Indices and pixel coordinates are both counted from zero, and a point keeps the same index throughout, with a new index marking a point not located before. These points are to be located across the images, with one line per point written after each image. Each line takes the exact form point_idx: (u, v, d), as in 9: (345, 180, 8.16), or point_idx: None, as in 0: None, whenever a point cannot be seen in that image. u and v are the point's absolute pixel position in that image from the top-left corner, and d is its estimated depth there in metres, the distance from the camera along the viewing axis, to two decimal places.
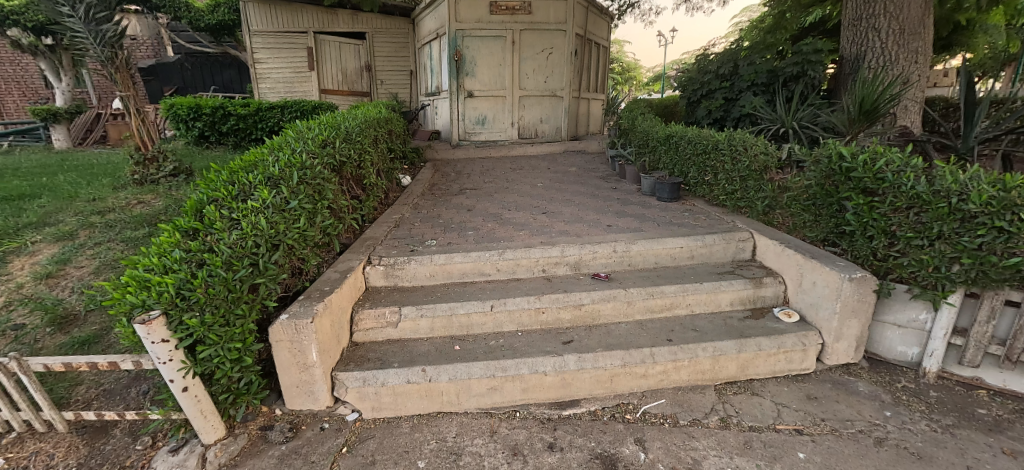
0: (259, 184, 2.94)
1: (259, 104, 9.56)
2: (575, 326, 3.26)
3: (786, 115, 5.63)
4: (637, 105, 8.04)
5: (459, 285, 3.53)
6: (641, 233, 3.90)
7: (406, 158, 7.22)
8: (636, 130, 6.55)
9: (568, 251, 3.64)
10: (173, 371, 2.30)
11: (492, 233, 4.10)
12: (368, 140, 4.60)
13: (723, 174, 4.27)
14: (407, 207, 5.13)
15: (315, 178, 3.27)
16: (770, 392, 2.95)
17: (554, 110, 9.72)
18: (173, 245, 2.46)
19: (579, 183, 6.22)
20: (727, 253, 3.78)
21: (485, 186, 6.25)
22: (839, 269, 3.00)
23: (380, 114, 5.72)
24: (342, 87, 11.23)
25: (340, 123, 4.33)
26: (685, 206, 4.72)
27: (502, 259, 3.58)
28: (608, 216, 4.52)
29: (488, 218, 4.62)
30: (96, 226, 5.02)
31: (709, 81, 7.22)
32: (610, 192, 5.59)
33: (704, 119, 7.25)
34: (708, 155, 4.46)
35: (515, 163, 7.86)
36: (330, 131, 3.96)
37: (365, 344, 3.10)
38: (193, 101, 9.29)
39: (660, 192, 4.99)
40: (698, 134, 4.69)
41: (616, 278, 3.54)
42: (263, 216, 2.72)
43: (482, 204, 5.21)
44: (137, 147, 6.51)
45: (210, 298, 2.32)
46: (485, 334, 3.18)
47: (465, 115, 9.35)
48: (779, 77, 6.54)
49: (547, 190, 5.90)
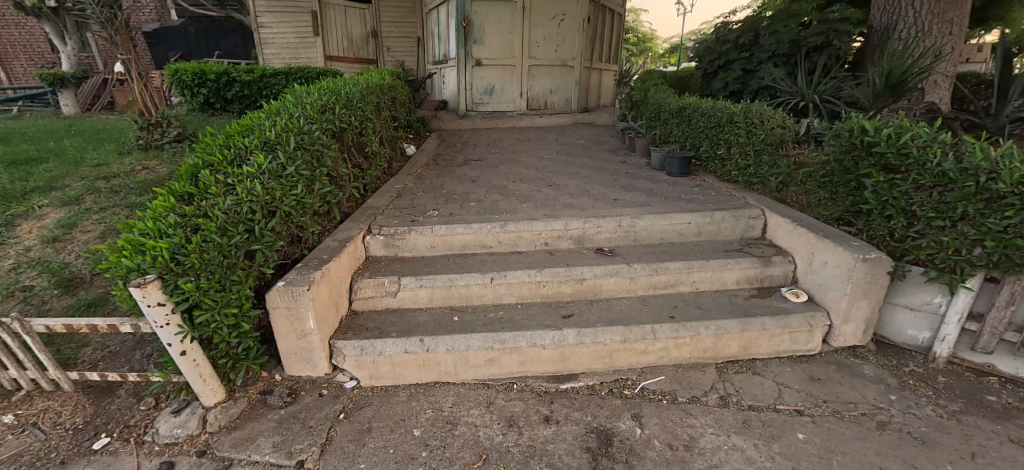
0: (255, 149, 2.89)
1: (264, 70, 9.49)
2: (576, 300, 3.21)
3: (807, 88, 5.48)
4: (652, 76, 7.78)
5: (460, 257, 3.49)
6: (648, 208, 3.80)
7: (410, 128, 7.14)
8: (648, 102, 6.36)
9: (572, 224, 3.56)
10: (171, 336, 2.30)
11: (495, 205, 4.03)
12: (371, 106, 4.54)
13: (736, 148, 4.11)
14: (411, 177, 5.07)
15: (313, 145, 3.22)
16: (772, 373, 2.90)
17: (564, 81, 9.53)
18: (169, 209, 2.45)
19: (587, 156, 6.09)
20: (736, 230, 3.68)
21: (490, 157, 6.15)
22: (853, 249, 2.90)
23: (383, 81, 5.59)
24: (348, 54, 11.05)
25: (341, 89, 4.25)
26: (694, 181, 4.59)
27: (504, 231, 3.51)
28: (615, 190, 4.41)
29: (493, 190, 4.55)
30: (101, 191, 5.04)
31: (727, 51, 6.97)
32: (619, 166, 5.46)
33: (720, 92, 7.03)
34: (722, 128, 4.30)
35: (523, 134, 7.71)
36: (331, 97, 3.89)
37: (364, 313, 3.10)
38: (199, 66, 9.18)
39: (669, 167, 4.86)
40: (713, 107, 4.52)
41: (620, 253, 3.47)
42: (258, 182, 2.68)
43: (486, 176, 5.12)
44: (142, 112, 6.50)
45: (205, 264, 2.31)
46: (485, 307, 3.15)
47: (473, 84, 9.15)
48: (801, 48, 6.24)
49: (553, 162, 5.78)
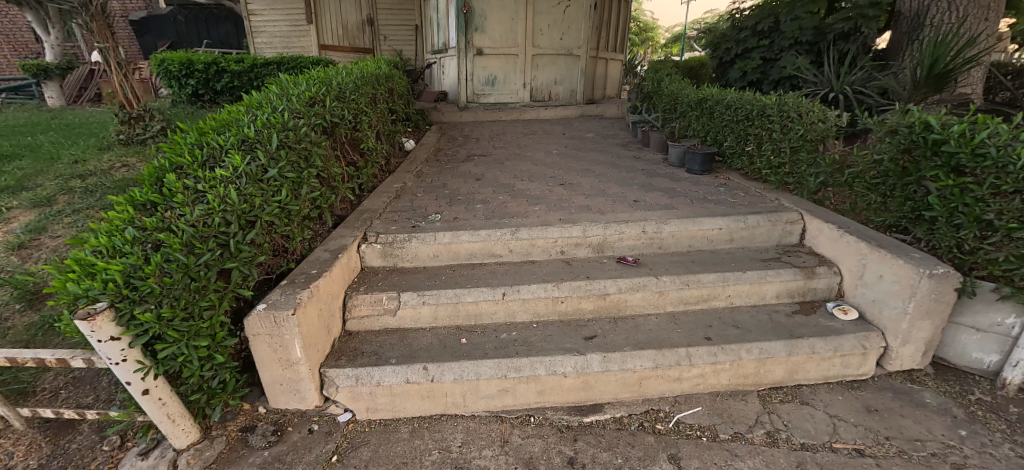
0: (231, 148, 2.51)
1: (255, 60, 9.07)
2: (598, 318, 2.86)
3: (836, 80, 5.15)
4: (663, 65, 7.39)
5: (466, 268, 3.12)
6: (674, 211, 3.43)
7: (409, 121, 6.75)
8: (662, 93, 5.97)
9: (591, 230, 3.19)
10: (129, 373, 1.94)
11: (504, 207, 3.66)
12: (366, 98, 4.17)
13: (768, 144, 3.73)
14: (410, 175, 4.70)
15: (300, 143, 2.85)
16: (822, 402, 2.56)
17: (569, 71, 9.11)
18: (128, 221, 2.08)
19: (598, 151, 5.71)
20: (772, 236, 3.32)
21: (495, 152, 5.76)
22: (914, 262, 2.55)
23: (379, 70, 5.19)
24: (344, 43, 10.60)
25: (332, 79, 3.86)
26: (718, 180, 4.22)
27: (516, 238, 3.14)
28: (633, 190, 4.04)
29: (500, 189, 4.18)
30: (75, 191, 4.66)
31: (745, 38, 6.57)
32: (634, 161, 5.08)
33: (737, 82, 6.67)
34: (751, 121, 3.92)
35: (527, 127, 7.31)
36: (321, 87, 3.52)
37: (359, 334, 2.75)
38: (186, 55, 8.74)
39: (690, 164, 4.50)
40: (739, 98, 4.14)
41: (645, 263, 3.11)
42: (234, 188, 2.31)
43: (492, 173, 4.74)
44: (122, 104, 6.11)
45: (167, 288, 1.94)
46: (495, 326, 2.80)
47: (474, 75, 8.74)
48: (826, 35, 5.85)
49: (563, 158, 5.40)
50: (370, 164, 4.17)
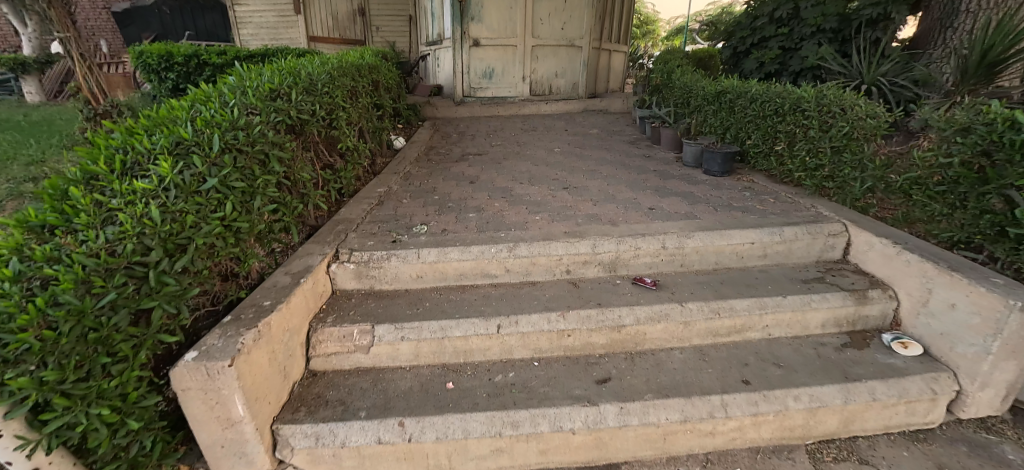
0: (161, 151, 2.03)
1: (238, 53, 8.59)
2: (612, 353, 2.39)
3: (867, 70, 4.74)
4: (672, 56, 6.88)
5: (455, 291, 2.65)
6: (697, 221, 2.96)
7: (399, 116, 6.27)
8: (674, 86, 5.49)
9: (601, 246, 2.71)
10: (8, 451, 1.50)
11: (500, 216, 3.18)
12: (345, 90, 3.69)
13: (803, 143, 3.25)
14: (396, 178, 4.23)
15: (254, 144, 2.36)
16: (886, 461, 2.09)
17: (571, 63, 8.61)
18: (13, 250, 1.60)
19: (604, 149, 5.23)
20: (811, 251, 2.86)
21: (492, 150, 5.29)
22: (999, 290, 2.09)
23: (363, 61, 4.71)
24: (334, 34, 10.09)
25: (302, 68, 3.37)
26: (742, 183, 3.75)
27: (513, 256, 2.66)
28: (647, 194, 3.57)
29: (496, 194, 3.70)
30: (25, 196, 4.19)
31: (762, 26, 6.06)
32: (644, 161, 4.60)
33: (753, 73, 6.09)
34: (782, 117, 3.44)
35: (526, 122, 6.83)
36: (288, 78, 3.04)
37: (325, 377, 2.29)
38: (165, 48, 8.25)
39: (708, 164, 4.03)
40: (767, 90, 3.66)
41: (666, 285, 2.64)
42: (156, 204, 1.83)
43: (487, 175, 4.26)
44: (87, 100, 5.63)
45: (54, 343, 1.48)
46: (489, 365, 2.33)
47: (470, 67, 8.25)
48: (852, 22, 5.33)
49: (566, 157, 4.92)
50: (349, 166, 3.70)
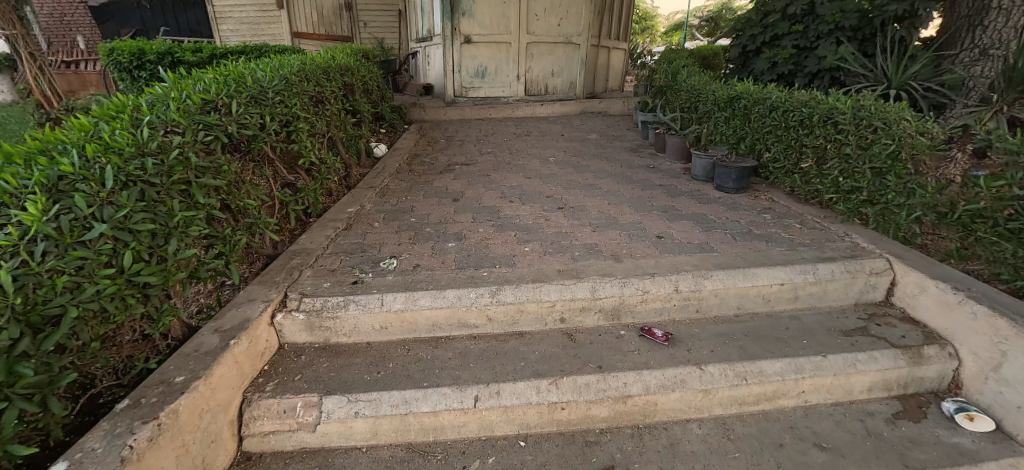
0: (33, 189, 1.56)
1: (214, 50, 8.09)
2: (616, 428, 1.95)
3: (895, 73, 4.42)
4: (676, 55, 6.37)
5: (426, 346, 2.20)
6: (714, 255, 2.52)
7: (382, 119, 5.80)
8: (680, 88, 5.04)
9: (602, 289, 2.25)
10: None
11: (483, 247, 2.73)
12: (307, 96, 3.22)
13: (834, 161, 2.81)
14: (371, 194, 3.78)
15: (169, 173, 1.90)
16: None
17: (568, 62, 8.15)
18: None
19: (604, 158, 4.77)
20: (849, 292, 2.42)
21: (481, 159, 4.83)
22: None
23: (336, 60, 4.24)
24: (319, 30, 9.60)
25: (251, 71, 2.89)
26: (761, 203, 3.31)
27: (496, 303, 2.21)
28: (654, 217, 3.12)
29: (481, 216, 3.25)
30: None
31: (773, 22, 5.57)
32: (648, 173, 4.15)
33: (765, 74, 5.60)
34: (808, 129, 3.00)
35: (520, 126, 6.36)
36: (230, 86, 2.57)
37: (261, 462, 1.84)
38: (136, 44, 7.78)
39: (721, 181, 3.59)
40: (790, 98, 3.22)
41: (680, 338, 2.20)
42: (11, 267, 1.37)
43: (473, 191, 3.81)
44: (39, 103, 5.17)
45: None
46: (463, 446, 1.89)
47: (461, 66, 7.79)
48: (873, 19, 4.85)
49: (563, 167, 4.47)
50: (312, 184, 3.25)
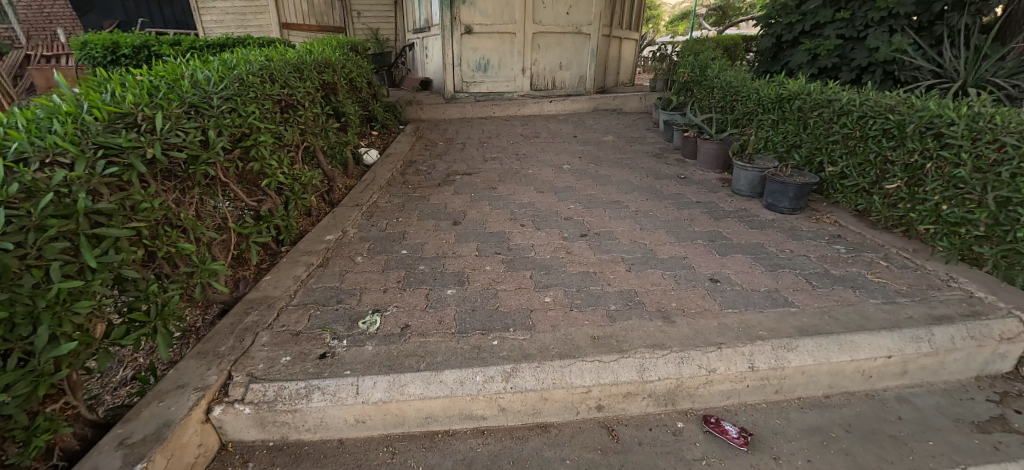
0: None
1: (194, 42, 7.41)
2: None
3: (968, 69, 3.85)
4: (701, 46, 5.72)
5: (417, 448, 1.62)
6: (793, 312, 1.93)
7: (374, 120, 5.20)
8: (711, 84, 4.42)
9: (653, 368, 1.67)
10: None
11: (492, 295, 2.16)
12: (272, 100, 2.63)
13: (934, 184, 2.23)
14: (357, 214, 3.20)
15: (41, 227, 1.34)
16: None
17: (577, 53, 7.55)
18: None
19: (626, 166, 4.18)
20: (973, 362, 1.84)
21: (485, 167, 4.23)
22: None
23: (314, 54, 3.64)
24: (310, 21, 8.86)
25: (193, 70, 2.29)
26: (827, 229, 2.72)
27: (511, 390, 1.62)
28: (701, 249, 2.54)
29: (487, 246, 2.67)
30: None
31: (813, 9, 4.90)
32: (681, 187, 3.56)
33: (804, 68, 4.94)
34: (897, 142, 2.41)
35: (528, 126, 5.76)
36: (159, 92, 1.98)
37: None
38: (110, 37, 7.17)
39: (774, 199, 3.00)
40: (866, 101, 2.62)
41: (760, 436, 1.62)
42: None
43: (478, 210, 3.23)
44: None
45: None
46: None
47: (461, 59, 7.21)
48: (934, 5, 4.19)
49: (580, 177, 3.88)
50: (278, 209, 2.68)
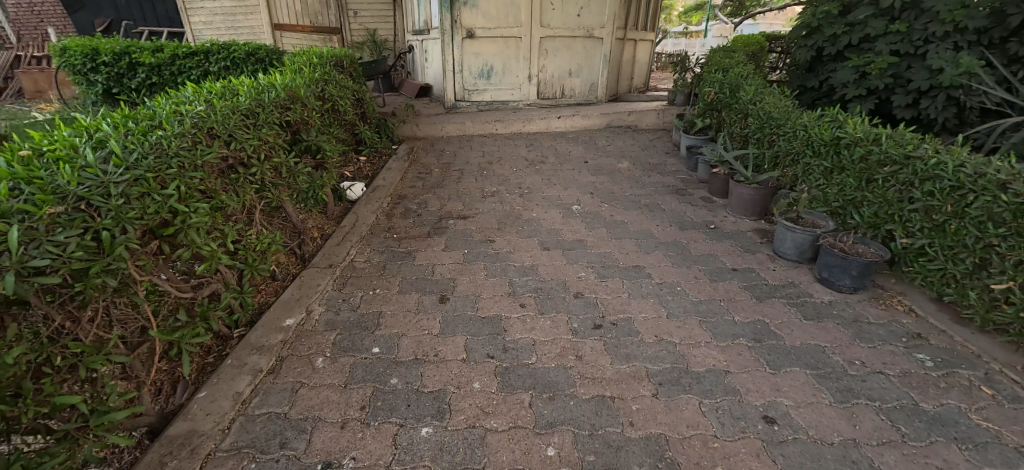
0: None
1: (177, 47, 6.86)
2: None
3: None
4: (728, 57, 5.12)
5: None
6: None
7: (362, 143, 4.68)
8: (745, 110, 3.85)
9: None
10: None
11: (479, 437, 1.66)
12: (215, 161, 2.10)
13: None
14: (329, 282, 2.71)
15: None
16: None
17: (588, 58, 6.97)
18: None
19: (645, 207, 3.64)
20: None
21: (483, 207, 3.72)
22: None
23: (286, 84, 3.11)
24: (303, 21, 8.30)
25: (99, 134, 1.76)
26: (902, 327, 2.19)
27: None
28: (746, 357, 2.02)
29: (479, 341, 2.17)
30: None
31: (862, 19, 4.31)
32: (713, 244, 3.02)
33: (848, 87, 4.36)
34: (1010, 230, 1.92)
35: (534, 146, 5.22)
36: (30, 183, 1.45)
37: None
38: (89, 43, 6.71)
39: (832, 276, 2.47)
40: (967, 166, 2.13)
41: None
42: None
43: (471, 276, 2.72)
44: None
45: None
46: None
47: (462, 65, 6.67)
48: (1010, 20, 3.58)
49: (592, 226, 3.35)
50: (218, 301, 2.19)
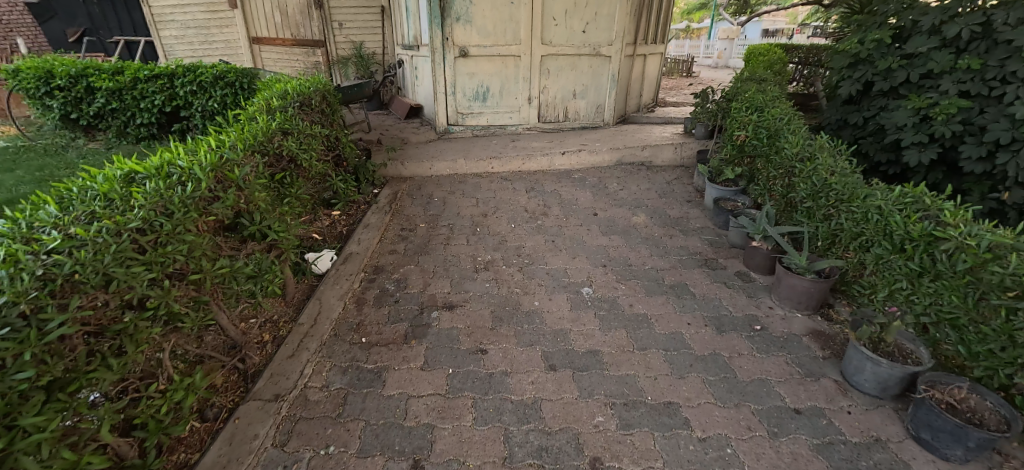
0: None
1: (139, 67, 6.14)
2: None
3: None
4: (759, 87, 4.47)
5: None
6: None
7: (336, 195, 4.03)
8: (791, 168, 3.18)
9: None
10: None
11: None
12: (81, 323, 1.48)
13: None
14: (270, 429, 2.08)
15: None
16: None
17: (595, 78, 6.28)
18: None
19: (671, 293, 2.99)
20: None
21: (473, 290, 3.08)
22: None
23: (222, 158, 2.46)
24: (284, 34, 7.64)
25: None
26: None
27: None
28: None
29: None
30: None
31: (925, 51, 3.66)
32: (765, 362, 2.38)
33: (904, 130, 3.72)
34: None
35: (535, 191, 4.57)
36: None
37: None
38: (44, 65, 6.06)
39: (937, 440, 1.85)
40: None
41: None
42: None
43: (454, 422, 2.08)
44: None
45: None
46: None
47: (455, 86, 6.00)
48: None
49: (608, 324, 2.71)
50: None
